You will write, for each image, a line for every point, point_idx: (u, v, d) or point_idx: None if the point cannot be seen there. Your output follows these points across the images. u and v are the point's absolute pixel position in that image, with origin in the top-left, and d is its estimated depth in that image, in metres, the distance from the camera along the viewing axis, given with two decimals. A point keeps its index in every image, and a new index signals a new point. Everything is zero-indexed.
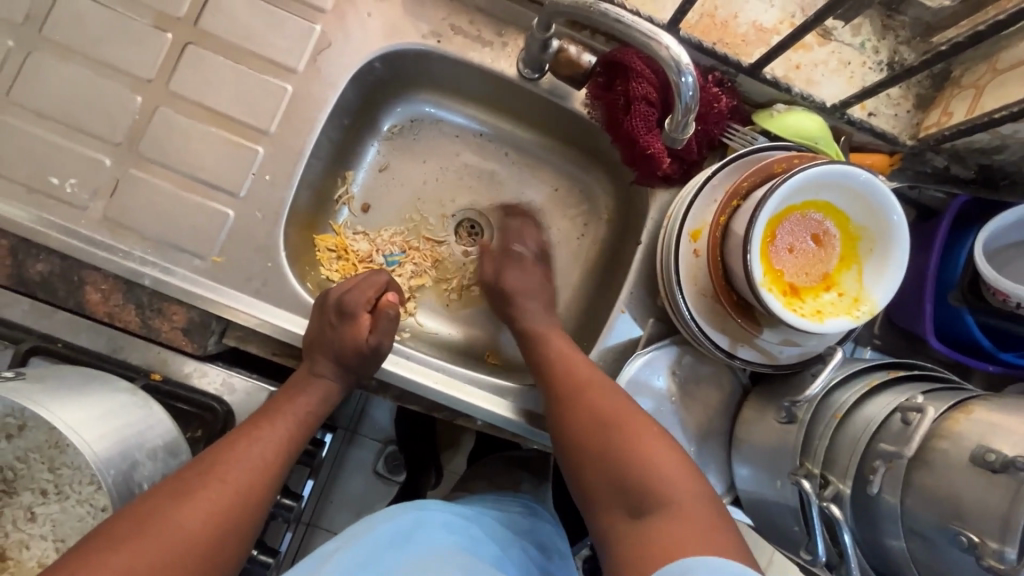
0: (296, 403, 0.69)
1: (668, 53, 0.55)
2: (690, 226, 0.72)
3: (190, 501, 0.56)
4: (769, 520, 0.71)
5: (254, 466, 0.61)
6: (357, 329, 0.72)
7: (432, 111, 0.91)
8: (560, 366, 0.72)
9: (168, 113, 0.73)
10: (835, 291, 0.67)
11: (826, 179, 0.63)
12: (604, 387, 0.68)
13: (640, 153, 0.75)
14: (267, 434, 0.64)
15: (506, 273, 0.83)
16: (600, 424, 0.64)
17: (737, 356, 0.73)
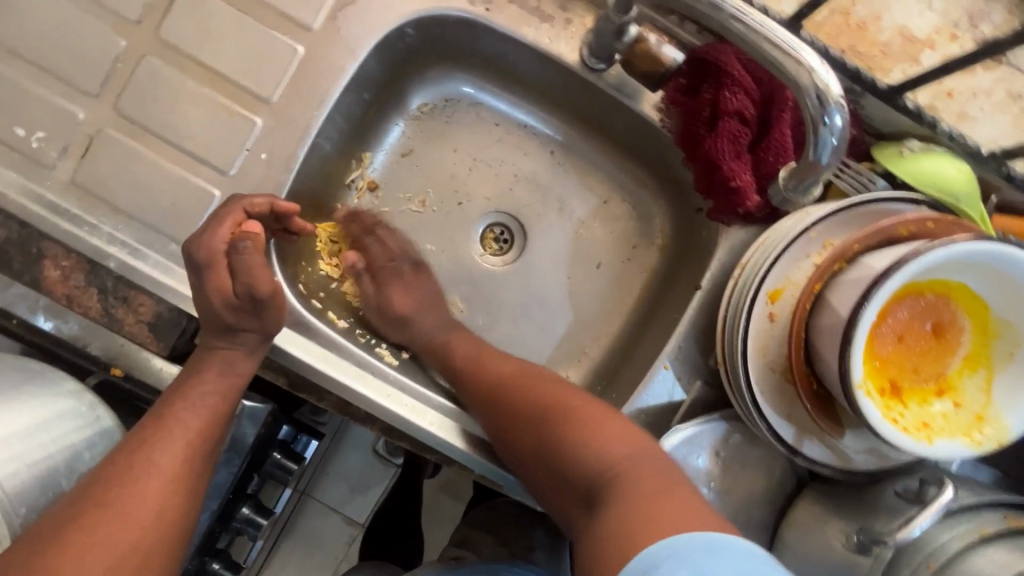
0: (198, 385, 0.57)
1: (810, 79, 0.40)
2: (769, 285, 0.57)
3: (75, 537, 0.47)
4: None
5: (149, 488, 0.51)
6: (218, 282, 0.57)
7: (470, 91, 0.76)
8: (472, 377, 0.66)
9: (155, 64, 0.61)
10: (950, 399, 0.52)
11: (968, 259, 0.47)
12: (515, 389, 0.62)
13: (721, 184, 0.59)
14: (162, 435, 0.53)
15: (395, 291, 0.72)
16: (544, 410, 0.58)
17: (801, 453, 0.59)
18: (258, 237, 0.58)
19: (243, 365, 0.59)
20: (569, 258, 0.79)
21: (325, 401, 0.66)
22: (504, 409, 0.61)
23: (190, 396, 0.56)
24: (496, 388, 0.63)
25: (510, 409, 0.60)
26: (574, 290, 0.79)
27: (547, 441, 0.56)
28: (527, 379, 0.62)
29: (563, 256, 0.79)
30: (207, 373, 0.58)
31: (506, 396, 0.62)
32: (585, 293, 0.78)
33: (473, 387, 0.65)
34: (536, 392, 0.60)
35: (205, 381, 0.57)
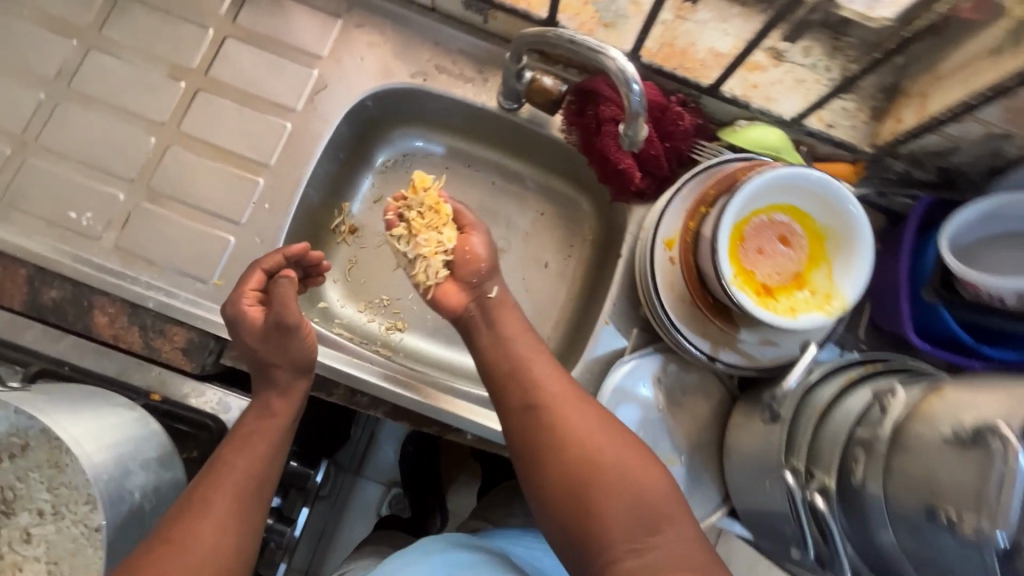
0: (246, 431, 0.68)
1: (614, 64, 0.63)
2: (664, 236, 0.75)
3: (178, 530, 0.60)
4: (773, 533, 0.69)
5: (231, 479, 0.64)
6: (252, 328, 0.71)
7: (422, 145, 0.97)
8: (515, 383, 0.69)
9: (179, 151, 0.80)
10: (808, 288, 0.69)
11: (792, 182, 0.67)
12: (567, 409, 0.65)
13: (613, 169, 0.80)
14: (243, 443, 0.68)
15: (474, 241, 0.78)
16: (593, 436, 0.63)
17: (719, 360, 0.75)
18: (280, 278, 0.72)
19: (281, 407, 0.71)
20: (520, 261, 0.96)
21: (334, 395, 0.78)
22: (547, 428, 0.65)
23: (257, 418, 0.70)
24: (548, 400, 0.66)
25: (559, 433, 0.63)
26: (530, 286, 0.96)
27: (590, 473, 0.61)
28: (569, 402, 0.66)
29: (515, 260, 0.97)
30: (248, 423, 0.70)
31: (559, 417, 0.65)
32: (538, 286, 0.96)
33: (519, 390, 0.68)
34: (589, 419, 0.65)
35: (253, 427, 0.69)
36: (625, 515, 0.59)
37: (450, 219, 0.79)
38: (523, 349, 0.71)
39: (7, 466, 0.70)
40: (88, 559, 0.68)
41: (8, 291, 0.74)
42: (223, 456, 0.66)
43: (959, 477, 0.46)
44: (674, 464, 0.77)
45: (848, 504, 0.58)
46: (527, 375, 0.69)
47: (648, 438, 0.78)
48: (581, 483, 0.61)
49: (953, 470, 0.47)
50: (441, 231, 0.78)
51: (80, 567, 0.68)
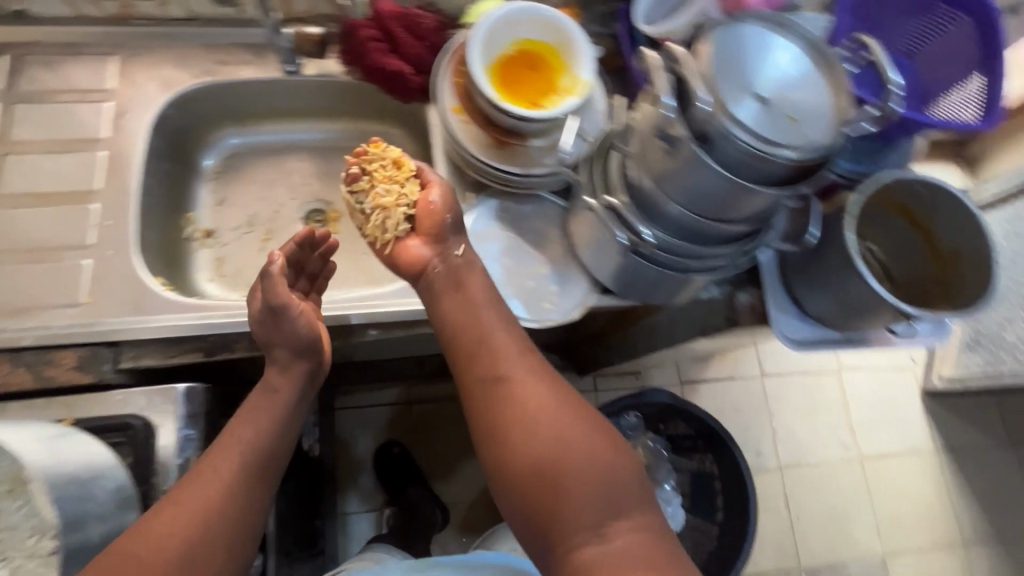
0: (247, 413, 0.75)
1: None
2: (450, 106, 0.91)
3: (186, 485, 0.66)
4: (624, 274, 0.85)
5: (231, 453, 0.70)
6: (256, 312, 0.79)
7: (239, 140, 1.08)
8: (477, 357, 0.71)
9: (5, 209, 0.85)
10: (562, 91, 0.87)
11: (517, 17, 0.86)
12: (530, 391, 0.67)
13: (391, 76, 0.95)
14: (247, 417, 0.75)
15: (434, 190, 0.84)
16: (547, 403, 0.66)
17: (536, 175, 0.90)
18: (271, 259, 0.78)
19: (288, 383, 0.79)
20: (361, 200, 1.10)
21: (238, 349, 0.85)
22: (508, 411, 0.66)
23: (254, 408, 0.76)
24: (515, 376, 0.68)
25: (521, 412, 0.65)
26: None
27: (551, 452, 0.63)
28: (529, 382, 0.68)
29: None
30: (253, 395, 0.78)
31: (526, 402, 0.66)
32: None
33: (482, 370, 0.70)
34: (553, 396, 0.67)
35: (258, 403, 0.76)
36: (588, 498, 0.61)
37: (412, 175, 0.87)
38: (485, 321, 0.74)
39: None
40: None
41: None
42: (228, 428, 0.73)
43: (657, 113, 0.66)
44: (543, 272, 0.92)
45: (640, 200, 0.75)
46: (493, 353, 0.71)
47: (513, 264, 0.92)
48: (545, 466, 0.62)
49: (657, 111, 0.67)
50: (404, 186, 0.86)
51: None
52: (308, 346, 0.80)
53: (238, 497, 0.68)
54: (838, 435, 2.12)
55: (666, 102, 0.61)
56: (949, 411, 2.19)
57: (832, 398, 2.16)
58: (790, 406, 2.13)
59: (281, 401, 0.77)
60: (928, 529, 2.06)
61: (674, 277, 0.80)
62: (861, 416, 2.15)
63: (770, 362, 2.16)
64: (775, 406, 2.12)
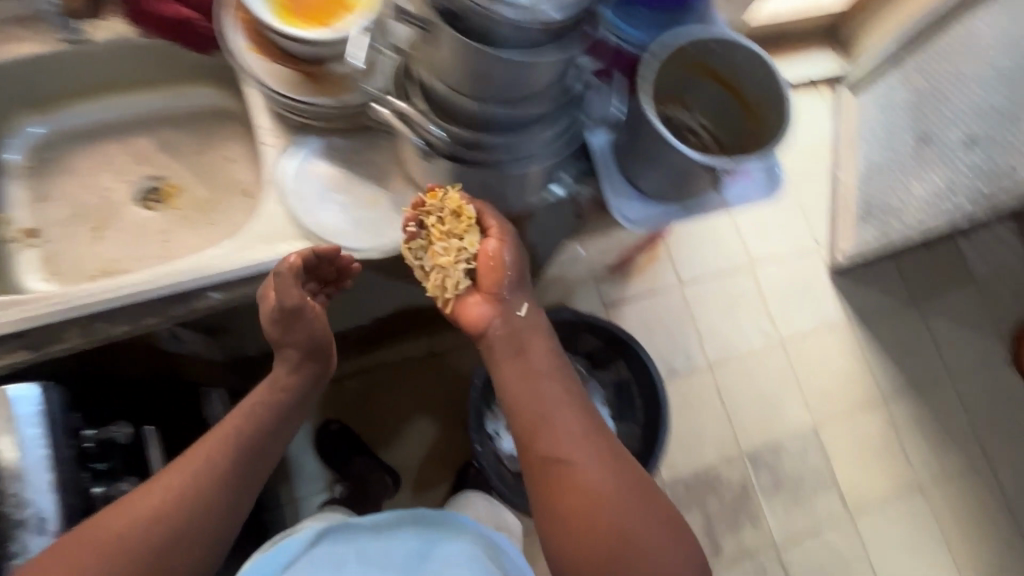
0: (246, 407, 0.88)
1: None
2: (245, 47, 0.87)
3: (171, 469, 0.81)
4: (458, 186, 0.85)
5: (217, 443, 0.84)
6: (267, 309, 0.85)
7: (45, 130, 1.01)
8: (539, 425, 0.79)
9: None
10: (353, 7, 0.87)
11: None
12: (590, 473, 0.76)
13: (182, 27, 0.92)
14: (238, 412, 0.88)
15: (502, 251, 0.84)
16: (625, 490, 0.77)
17: (347, 102, 0.87)
18: (281, 270, 0.81)
19: (296, 381, 0.91)
20: (193, 171, 1.05)
21: (69, 336, 0.82)
22: (570, 502, 0.75)
23: (249, 405, 0.89)
24: (551, 418, 0.79)
25: (593, 501, 0.75)
26: (218, 182, 1.05)
27: (620, 551, 0.73)
28: (591, 463, 0.77)
29: (191, 171, 1.05)
30: (261, 389, 0.91)
31: (579, 477, 0.76)
32: (226, 178, 1.05)
33: (515, 390, 0.82)
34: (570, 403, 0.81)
35: (263, 399, 0.89)
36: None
37: (474, 223, 0.84)
38: (547, 394, 0.81)
39: None
40: None
41: None
42: (227, 415, 0.88)
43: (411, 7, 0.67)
44: (381, 201, 0.90)
45: (437, 103, 0.75)
46: (554, 429, 0.79)
47: (349, 198, 0.89)
48: (615, 554, 0.73)
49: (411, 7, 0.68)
50: (465, 236, 0.84)
51: None
52: (315, 346, 0.89)
53: (224, 482, 0.82)
54: (760, 325, 2.23)
55: None
56: (856, 282, 2.33)
57: (749, 292, 2.26)
58: (711, 307, 2.22)
59: (277, 404, 0.89)
60: (852, 393, 2.22)
61: (505, 174, 0.80)
62: (778, 303, 2.27)
63: (685, 271, 2.23)
64: (698, 310, 2.21)
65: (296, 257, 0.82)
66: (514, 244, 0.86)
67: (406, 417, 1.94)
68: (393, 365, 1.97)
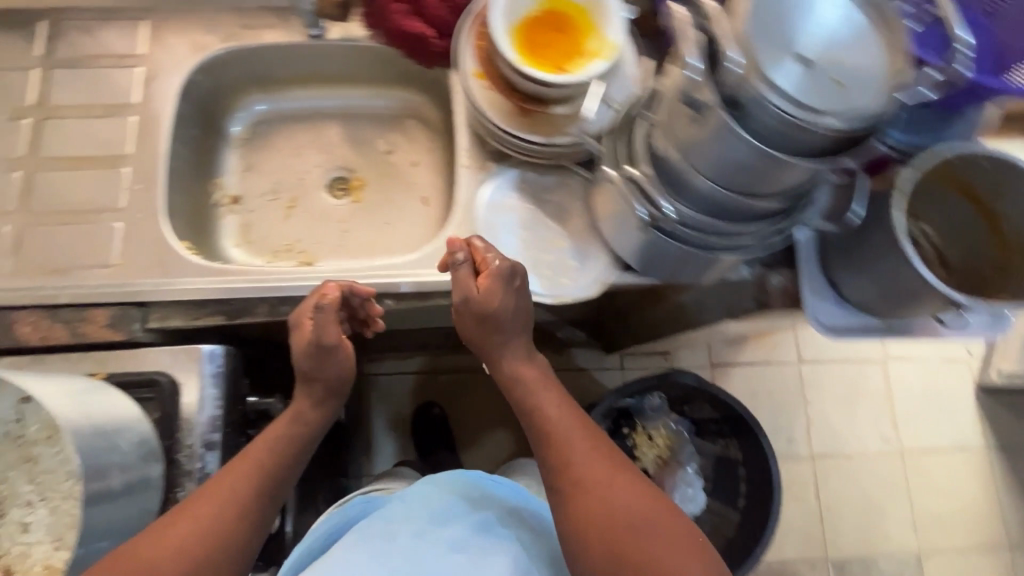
0: (272, 434, 0.80)
1: None
2: (471, 69, 0.87)
3: (190, 504, 0.70)
4: (658, 257, 0.80)
5: (242, 478, 0.74)
6: (298, 338, 0.80)
7: (266, 108, 1.08)
8: (552, 460, 0.70)
9: (44, 173, 0.89)
10: (590, 54, 0.82)
11: None
12: (619, 494, 0.67)
13: (412, 40, 0.91)
14: (262, 441, 0.79)
15: (493, 300, 0.74)
16: (640, 513, 0.65)
17: (556, 142, 0.86)
18: (325, 297, 0.78)
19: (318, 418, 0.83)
20: (383, 172, 1.10)
21: (258, 313, 0.86)
22: (577, 506, 0.67)
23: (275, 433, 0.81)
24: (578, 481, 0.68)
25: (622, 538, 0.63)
26: (403, 184, 1.09)
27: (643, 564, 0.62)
28: (606, 488, 0.67)
29: (381, 171, 1.10)
30: (280, 420, 0.82)
31: (603, 499, 0.66)
32: (410, 181, 1.09)
33: (564, 455, 0.70)
34: (638, 508, 0.66)
35: (282, 428, 0.81)
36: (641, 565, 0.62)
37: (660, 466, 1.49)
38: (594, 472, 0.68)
39: None
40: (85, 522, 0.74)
41: None
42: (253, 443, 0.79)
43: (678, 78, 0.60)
44: (561, 247, 0.89)
45: (665, 174, 0.71)
46: (590, 496, 0.67)
47: (531, 234, 0.89)
48: (623, 531, 0.64)
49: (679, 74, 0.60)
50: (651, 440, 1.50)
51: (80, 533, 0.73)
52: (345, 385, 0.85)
53: (240, 512, 0.72)
54: (880, 427, 2.02)
55: (692, 63, 0.54)
56: (1007, 408, 2.05)
57: (876, 389, 2.05)
58: (836, 393, 2.00)
59: (301, 446, 0.81)
60: (973, 529, 1.96)
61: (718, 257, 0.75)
62: (908, 408, 2.03)
63: (808, 349, 2.06)
64: (813, 392, 2.03)
65: (336, 289, 0.80)
66: (513, 285, 0.76)
67: (489, 423, 1.96)
68: (488, 372, 2.00)
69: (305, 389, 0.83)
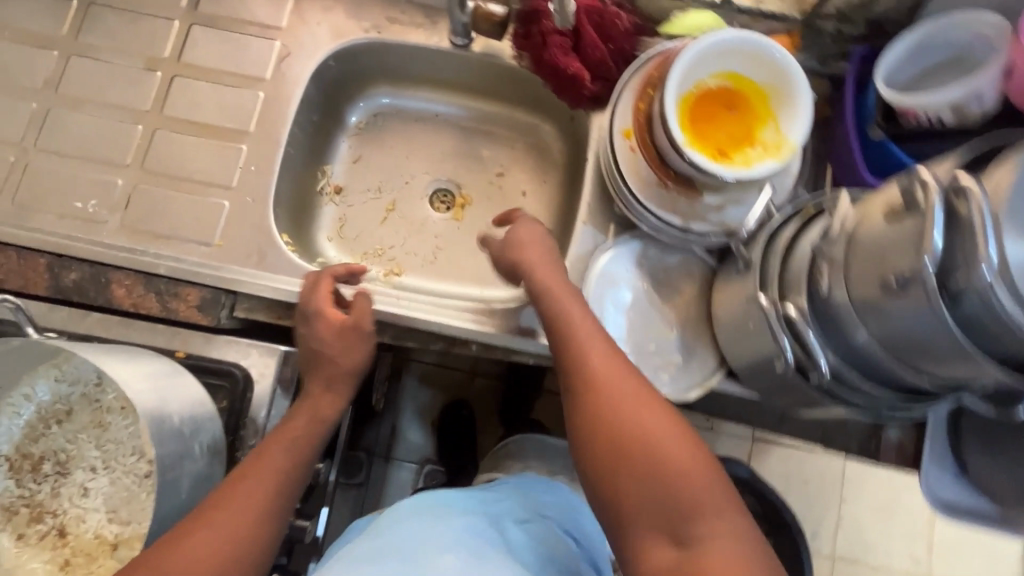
0: (285, 434, 0.72)
1: None
2: (621, 127, 0.80)
3: (208, 513, 0.61)
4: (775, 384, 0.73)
5: (260, 485, 0.66)
6: (326, 319, 0.78)
7: (389, 102, 1.03)
8: (577, 384, 0.61)
9: (165, 133, 0.87)
10: (759, 145, 0.73)
11: (735, 46, 0.72)
12: (628, 411, 0.57)
13: (564, 77, 0.85)
14: (273, 443, 0.71)
15: (522, 228, 0.78)
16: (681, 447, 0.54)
17: (692, 229, 0.79)
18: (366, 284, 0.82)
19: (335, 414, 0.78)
20: (491, 195, 1.04)
21: None
22: (585, 408, 0.59)
23: (286, 432, 0.72)
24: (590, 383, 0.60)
25: (627, 437, 0.55)
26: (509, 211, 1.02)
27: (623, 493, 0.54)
28: (607, 394, 0.59)
29: (489, 194, 1.04)
30: (296, 423, 0.74)
31: (614, 403, 0.58)
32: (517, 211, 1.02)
33: (604, 401, 0.59)
34: (652, 425, 0.56)
35: (299, 428, 0.73)
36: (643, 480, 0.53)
37: None
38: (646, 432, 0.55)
39: (58, 434, 0.76)
40: (140, 503, 0.73)
41: (31, 279, 0.80)
42: (263, 446, 0.70)
43: (893, 241, 0.52)
44: (668, 337, 0.83)
45: (822, 316, 0.63)
46: (600, 403, 0.59)
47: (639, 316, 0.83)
48: (631, 448, 0.55)
49: (897, 236, 0.52)
50: None
51: (134, 511, 0.74)
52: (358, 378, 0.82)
53: (266, 523, 0.64)
54: None
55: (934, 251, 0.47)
56: None
57: None
58: (951, 527, 1.53)
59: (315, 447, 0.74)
60: None
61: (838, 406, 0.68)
62: None
63: None
64: None
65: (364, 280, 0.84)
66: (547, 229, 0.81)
67: None
68: None
69: (326, 379, 0.78)
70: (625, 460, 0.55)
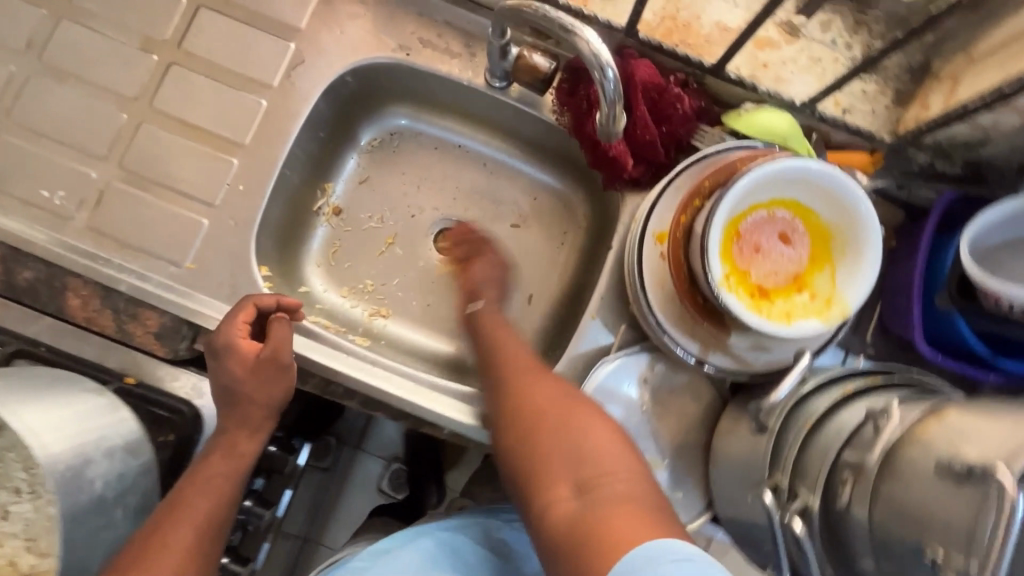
0: (204, 472, 0.66)
1: (588, 49, 0.57)
2: (655, 229, 0.70)
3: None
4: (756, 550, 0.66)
5: (179, 546, 0.61)
6: (239, 353, 0.69)
7: (408, 123, 0.92)
8: (503, 389, 0.66)
9: (152, 129, 0.78)
10: (807, 292, 0.63)
11: (804, 175, 0.61)
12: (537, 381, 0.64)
13: (604, 155, 0.74)
14: (194, 483, 0.65)
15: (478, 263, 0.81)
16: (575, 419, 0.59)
17: (707, 362, 0.70)
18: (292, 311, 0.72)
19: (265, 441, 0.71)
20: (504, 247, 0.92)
21: (310, 383, 0.77)
22: (506, 403, 0.65)
23: (208, 470, 0.66)
24: (513, 375, 0.66)
25: (534, 408, 0.61)
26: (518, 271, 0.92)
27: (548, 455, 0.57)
28: (528, 393, 0.63)
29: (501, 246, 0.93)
30: (218, 458, 0.67)
31: (530, 395, 0.63)
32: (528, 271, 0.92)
33: (514, 380, 0.66)
34: (562, 400, 0.61)
35: (215, 470, 0.66)
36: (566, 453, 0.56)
37: None
38: (550, 408, 0.61)
39: None
40: None
41: None
42: (179, 495, 0.63)
43: (942, 517, 0.43)
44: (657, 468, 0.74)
45: (831, 526, 0.55)
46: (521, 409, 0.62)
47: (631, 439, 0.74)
48: (540, 422, 0.60)
49: (945, 511, 0.43)
50: None
51: None
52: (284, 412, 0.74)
53: None
54: None
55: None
56: None
57: None
58: None
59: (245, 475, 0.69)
60: None
61: None
62: None
63: None
64: None
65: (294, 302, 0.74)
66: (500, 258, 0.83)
67: None
68: None
69: (245, 423, 0.69)
70: (535, 430, 0.60)
